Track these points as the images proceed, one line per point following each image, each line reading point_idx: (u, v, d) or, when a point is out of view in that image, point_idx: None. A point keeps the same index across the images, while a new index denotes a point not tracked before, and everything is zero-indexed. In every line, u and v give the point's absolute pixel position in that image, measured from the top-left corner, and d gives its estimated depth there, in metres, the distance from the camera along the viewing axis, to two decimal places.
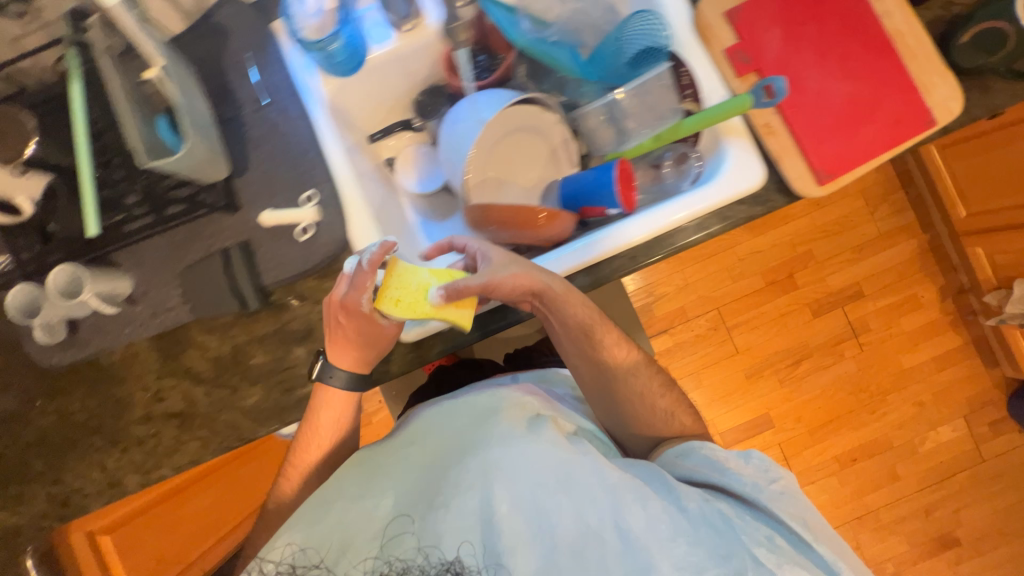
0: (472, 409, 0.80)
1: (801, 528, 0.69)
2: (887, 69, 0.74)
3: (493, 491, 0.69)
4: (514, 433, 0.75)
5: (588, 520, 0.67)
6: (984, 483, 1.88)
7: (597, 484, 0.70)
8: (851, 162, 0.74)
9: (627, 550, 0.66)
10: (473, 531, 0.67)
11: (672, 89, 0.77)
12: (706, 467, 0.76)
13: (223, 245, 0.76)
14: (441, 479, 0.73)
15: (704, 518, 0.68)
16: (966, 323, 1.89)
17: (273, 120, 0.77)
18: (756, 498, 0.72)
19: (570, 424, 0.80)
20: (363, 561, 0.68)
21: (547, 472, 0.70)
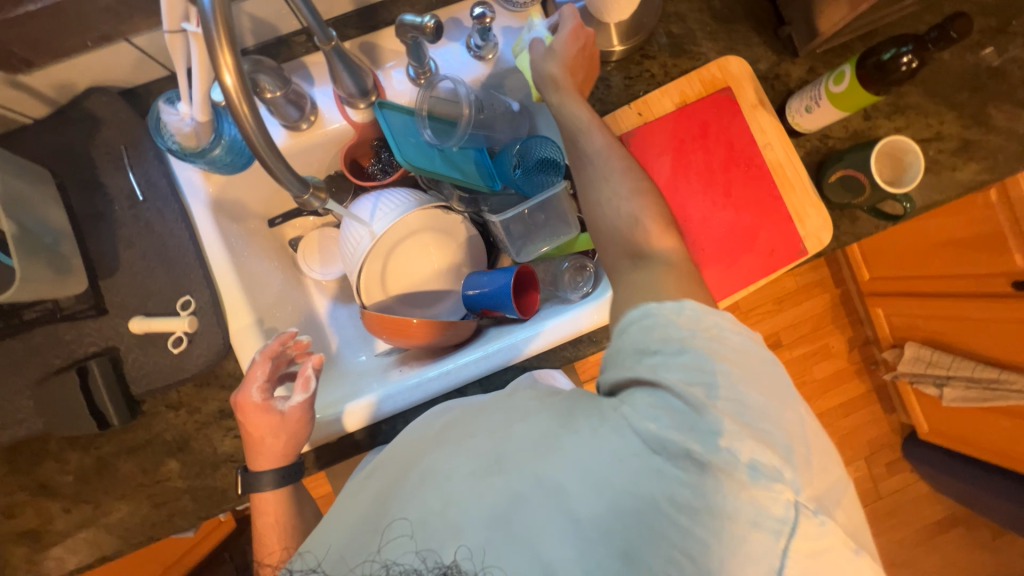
0: (429, 423, 0.61)
1: (741, 377, 0.47)
2: (769, 200, 0.79)
3: (429, 490, 0.50)
4: (452, 425, 0.57)
5: (543, 470, 0.48)
6: (879, 520, 1.98)
7: (540, 428, 0.51)
8: (734, 277, 0.79)
9: (603, 493, 0.46)
10: (440, 524, 0.47)
11: (570, 201, 0.81)
12: (637, 340, 0.52)
13: (83, 352, 0.71)
14: (396, 483, 0.53)
15: (660, 420, 0.46)
16: (870, 372, 2.00)
17: (148, 219, 0.72)
18: (689, 343, 0.49)
19: (530, 417, 0.53)
20: (361, 565, 0.47)
21: (487, 450, 0.51)
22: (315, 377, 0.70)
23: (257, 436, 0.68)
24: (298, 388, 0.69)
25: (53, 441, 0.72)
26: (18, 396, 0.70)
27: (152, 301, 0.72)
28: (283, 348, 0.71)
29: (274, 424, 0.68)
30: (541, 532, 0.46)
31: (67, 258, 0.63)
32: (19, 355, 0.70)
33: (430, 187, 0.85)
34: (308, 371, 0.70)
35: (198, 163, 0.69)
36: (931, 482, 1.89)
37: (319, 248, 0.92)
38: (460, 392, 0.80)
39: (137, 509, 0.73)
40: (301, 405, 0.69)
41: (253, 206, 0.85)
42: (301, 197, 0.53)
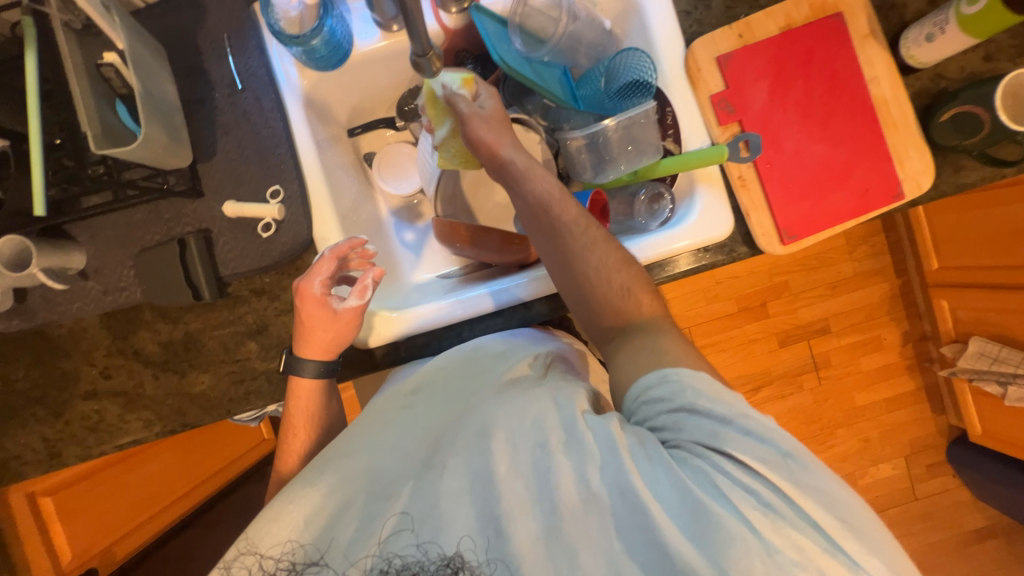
0: (470, 397, 0.63)
1: (779, 474, 0.48)
2: (868, 138, 0.75)
3: (489, 461, 0.54)
4: (506, 390, 0.61)
5: (630, 487, 0.49)
6: (913, 521, 1.88)
7: (600, 446, 0.52)
8: (822, 217, 0.75)
9: (629, 516, 0.49)
10: (466, 507, 0.52)
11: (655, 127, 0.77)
12: (668, 412, 0.52)
13: (181, 231, 0.75)
14: (441, 438, 0.59)
15: (693, 475, 0.49)
16: (922, 369, 1.88)
17: (245, 108, 0.75)
18: (733, 419, 0.50)
19: (567, 424, 0.55)
20: (363, 559, 0.52)
21: (547, 428, 0.55)
22: (372, 288, 0.70)
23: (311, 324, 0.70)
24: (356, 293, 0.70)
25: (149, 313, 0.78)
26: (122, 264, 0.75)
27: (244, 185, 0.75)
28: (350, 253, 0.72)
29: (327, 318, 0.70)
30: (569, 539, 0.50)
31: (179, 129, 0.66)
32: (126, 226, 0.75)
33: (511, 104, 0.87)
34: (367, 281, 0.70)
35: (296, 51, 0.70)
36: (977, 490, 1.78)
37: (393, 160, 0.93)
38: (523, 308, 0.80)
39: (218, 385, 0.78)
40: (354, 310, 0.70)
41: (337, 112, 0.87)
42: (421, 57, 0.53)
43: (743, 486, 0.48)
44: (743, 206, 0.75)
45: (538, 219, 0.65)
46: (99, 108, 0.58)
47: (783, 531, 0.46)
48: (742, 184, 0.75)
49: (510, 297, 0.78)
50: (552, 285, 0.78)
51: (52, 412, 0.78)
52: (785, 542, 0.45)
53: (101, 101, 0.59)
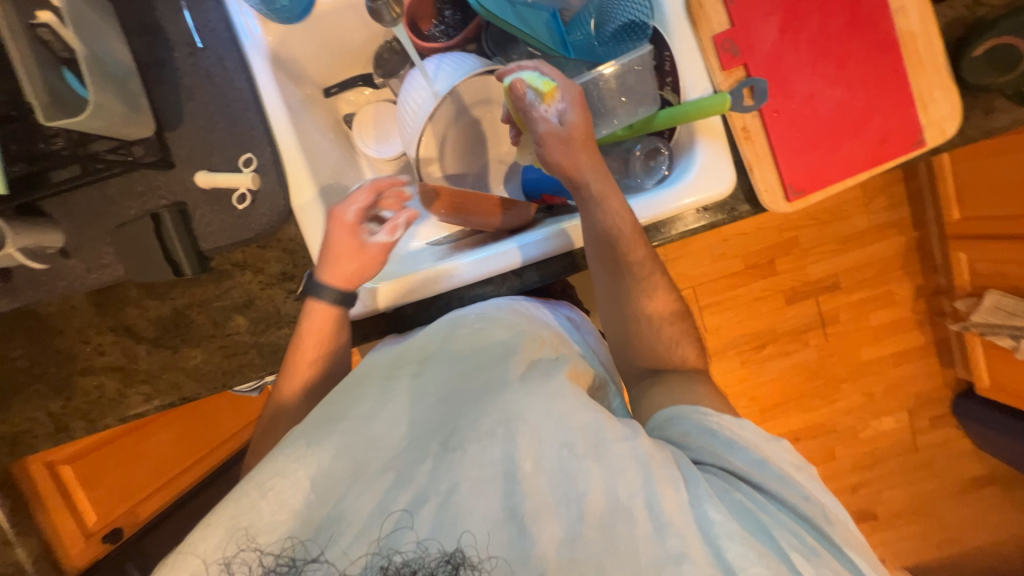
0: (487, 379, 0.60)
1: (812, 514, 0.54)
2: (889, 78, 0.67)
3: (517, 449, 0.53)
4: (526, 377, 0.59)
5: (665, 504, 0.50)
6: (912, 471, 1.89)
7: (636, 459, 0.53)
8: (832, 170, 0.69)
9: (658, 534, 0.49)
10: (490, 501, 0.50)
11: (655, 74, 0.71)
12: (707, 442, 0.59)
13: (155, 204, 0.72)
14: (456, 418, 0.57)
15: (731, 506, 0.53)
16: (934, 323, 1.83)
17: (208, 69, 0.70)
18: (768, 458, 0.57)
19: (598, 427, 0.54)
20: (361, 557, 0.48)
21: (577, 429, 0.54)
22: (404, 228, 0.70)
23: (334, 250, 0.68)
24: (386, 229, 0.70)
25: (135, 290, 0.77)
26: (100, 241, 0.73)
27: (215, 153, 0.71)
28: (385, 189, 0.72)
29: (355, 247, 0.68)
30: (594, 547, 0.49)
31: (135, 95, 0.62)
32: (100, 201, 0.72)
33: (496, 55, 0.79)
34: (399, 220, 0.70)
35: (256, 1, 0.66)
36: (979, 440, 1.77)
37: (375, 118, 0.88)
38: (513, 275, 0.78)
39: (210, 358, 0.79)
40: (383, 245, 0.70)
41: (309, 68, 0.81)
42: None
43: (784, 525, 0.52)
44: (747, 160, 0.70)
45: (607, 250, 0.67)
46: (45, 74, 0.54)
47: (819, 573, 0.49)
48: (747, 134, 0.69)
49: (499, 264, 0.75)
50: (544, 250, 0.75)
51: (53, 388, 0.80)
52: None
53: (45, 66, 0.54)
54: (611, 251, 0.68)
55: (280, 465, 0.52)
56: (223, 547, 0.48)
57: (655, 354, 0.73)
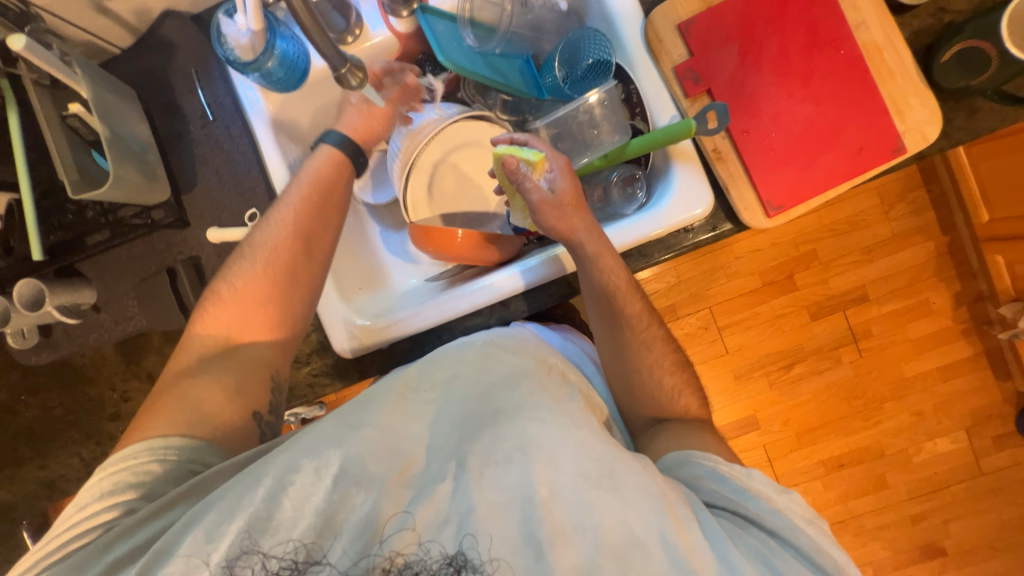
0: (506, 399, 0.59)
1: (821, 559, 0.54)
2: (858, 90, 0.68)
3: (533, 472, 0.51)
4: (545, 400, 0.58)
5: (679, 540, 0.49)
6: (981, 499, 1.69)
7: (650, 492, 0.52)
8: (810, 183, 0.69)
9: (671, 567, 0.48)
10: (504, 522, 0.50)
11: (623, 106, 0.75)
12: (718, 484, 0.58)
13: (173, 260, 0.80)
14: (472, 437, 0.55)
15: (745, 550, 0.52)
16: (981, 333, 1.68)
17: (218, 137, 0.79)
18: (783, 505, 0.57)
19: (618, 460, 0.53)
20: (364, 561, 0.49)
21: (596, 459, 0.53)
22: None
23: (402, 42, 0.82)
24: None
25: (156, 339, 0.84)
26: (126, 295, 0.81)
27: (223, 210, 0.79)
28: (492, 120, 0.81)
29: None
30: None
31: (153, 165, 0.71)
32: (126, 260, 0.80)
33: (475, 101, 0.86)
34: None
35: (255, 77, 0.73)
36: None
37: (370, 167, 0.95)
38: (501, 305, 0.80)
39: None
40: None
41: None
42: (339, 71, 0.58)
43: (793, 567, 0.52)
44: (722, 180, 0.71)
45: (604, 303, 0.71)
46: (75, 155, 0.63)
47: None
48: (719, 154, 0.70)
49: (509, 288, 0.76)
50: (532, 280, 0.76)
51: (84, 433, 0.86)
52: None
53: (75, 148, 0.63)
54: (594, 278, 0.69)
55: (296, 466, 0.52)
56: (228, 548, 0.49)
57: (645, 379, 0.72)
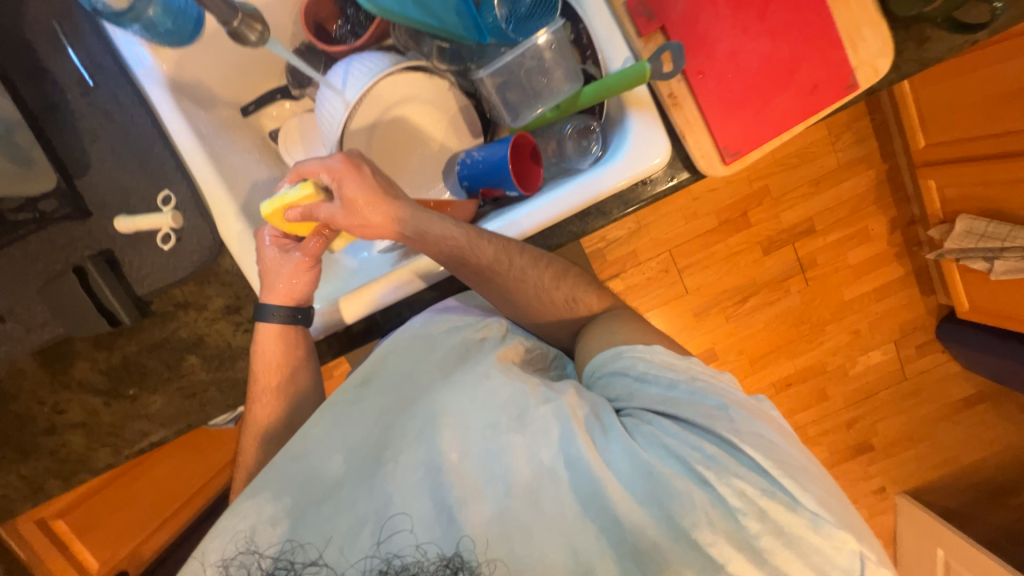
0: (408, 372, 0.61)
1: (718, 423, 0.52)
2: (812, 22, 0.65)
3: (440, 438, 0.54)
4: (447, 368, 0.60)
5: (585, 458, 0.51)
6: (903, 400, 1.91)
7: (551, 420, 0.53)
8: (766, 124, 0.67)
9: (582, 486, 0.51)
10: (420, 496, 0.51)
11: (573, 49, 0.69)
12: (622, 382, 0.58)
13: (79, 256, 0.69)
14: (387, 430, 0.56)
15: (642, 441, 0.53)
16: (911, 255, 1.82)
17: (106, 107, 0.67)
18: (680, 385, 0.56)
19: (504, 395, 0.55)
20: (360, 561, 0.50)
21: (499, 408, 0.54)
22: None
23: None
24: None
25: (82, 344, 0.76)
26: (31, 300, 0.71)
27: (129, 194, 0.69)
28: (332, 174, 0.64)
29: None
30: (525, 517, 0.51)
31: (29, 150, 0.63)
32: (21, 260, 0.70)
33: (409, 49, 0.76)
34: None
35: (137, 30, 0.65)
36: (965, 361, 1.79)
37: (301, 130, 0.84)
38: (460, 276, 0.75)
39: (171, 401, 0.78)
40: None
41: (219, 89, 0.77)
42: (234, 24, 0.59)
43: (690, 443, 0.52)
44: (677, 127, 0.67)
45: (464, 268, 0.65)
46: None
47: (725, 482, 0.50)
48: (675, 100, 0.66)
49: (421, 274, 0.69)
50: None
51: (20, 452, 0.79)
52: (732, 490, 0.49)
53: None
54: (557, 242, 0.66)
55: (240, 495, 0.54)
56: (223, 549, 0.51)
57: None
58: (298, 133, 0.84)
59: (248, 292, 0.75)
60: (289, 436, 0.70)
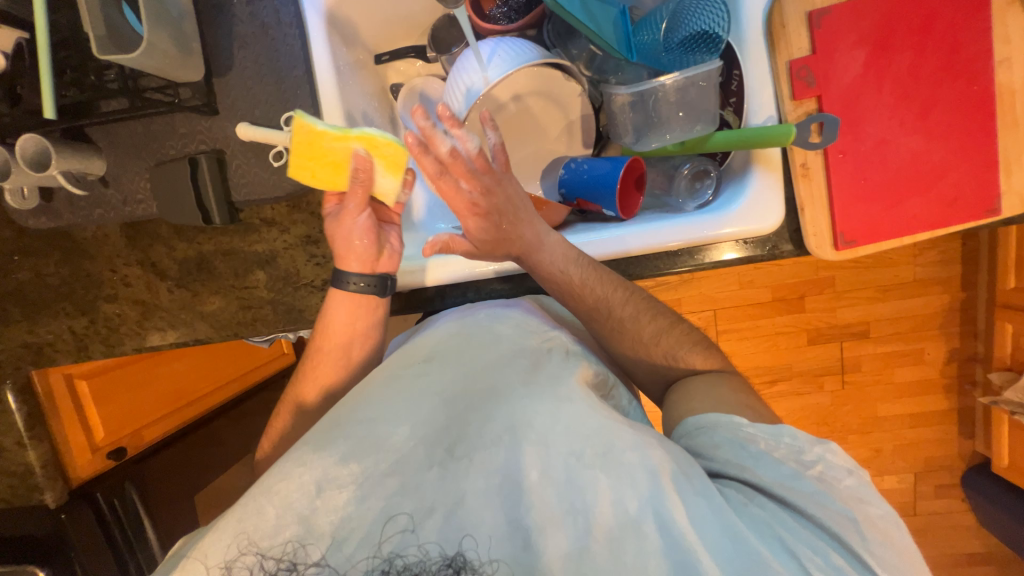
0: (488, 373, 0.60)
1: (842, 531, 0.50)
2: (974, 135, 0.62)
3: (522, 451, 0.51)
4: (537, 379, 0.58)
5: (677, 518, 0.48)
6: (907, 535, 1.81)
7: (642, 465, 0.50)
8: (895, 224, 0.65)
9: (667, 545, 0.47)
10: (492, 506, 0.49)
11: (717, 91, 0.67)
12: (734, 453, 0.54)
13: (195, 148, 0.73)
14: (460, 423, 0.54)
15: (749, 521, 0.49)
16: (961, 391, 1.73)
17: (264, 20, 0.70)
18: (802, 468, 0.53)
19: (587, 420, 0.53)
20: (369, 559, 0.46)
21: (585, 437, 0.51)
22: None
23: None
24: None
25: (164, 231, 0.79)
26: (138, 176, 0.74)
27: (256, 105, 0.71)
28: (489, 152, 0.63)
29: None
30: (602, 560, 0.47)
31: (189, 39, 0.65)
32: (142, 136, 0.73)
33: (555, 46, 0.78)
34: None
35: None
36: (987, 518, 1.67)
37: (421, 91, 0.86)
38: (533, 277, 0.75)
39: (227, 307, 0.80)
40: None
41: (364, 33, 0.80)
42: None
43: (809, 545, 0.48)
44: (799, 200, 0.66)
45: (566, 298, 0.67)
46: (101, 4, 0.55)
47: None
48: (806, 173, 0.65)
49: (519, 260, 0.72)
50: None
51: (79, 309, 0.83)
52: None
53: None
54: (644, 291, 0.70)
55: (285, 458, 0.51)
56: (226, 551, 0.47)
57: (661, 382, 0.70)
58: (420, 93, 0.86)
59: (332, 229, 0.76)
60: (323, 378, 0.70)
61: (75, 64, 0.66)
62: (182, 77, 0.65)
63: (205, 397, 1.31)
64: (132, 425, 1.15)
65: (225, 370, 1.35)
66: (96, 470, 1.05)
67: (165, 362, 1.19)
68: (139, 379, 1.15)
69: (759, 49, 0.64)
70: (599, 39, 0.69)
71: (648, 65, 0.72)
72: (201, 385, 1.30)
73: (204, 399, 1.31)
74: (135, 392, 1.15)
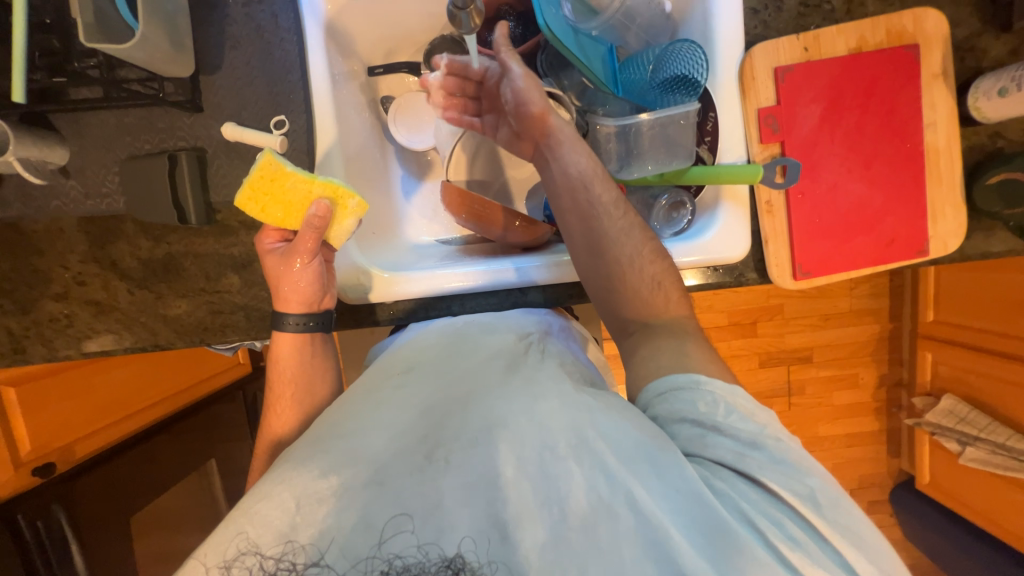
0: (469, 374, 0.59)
1: (808, 509, 0.46)
2: (906, 185, 0.71)
3: (497, 449, 0.49)
4: (510, 380, 0.57)
5: (648, 498, 0.46)
6: None
7: (614, 447, 0.49)
8: (844, 255, 0.72)
9: (642, 527, 0.45)
10: (468, 505, 0.47)
11: (693, 130, 0.73)
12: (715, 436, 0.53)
13: (173, 145, 0.70)
14: (437, 425, 0.53)
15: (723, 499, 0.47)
16: (889, 414, 1.90)
17: (260, 23, 0.69)
18: (763, 443, 0.49)
19: (561, 414, 0.52)
20: (360, 564, 0.45)
21: (556, 429, 0.50)
22: None
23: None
24: None
25: (129, 229, 0.74)
26: (107, 168, 0.70)
27: (246, 107, 0.70)
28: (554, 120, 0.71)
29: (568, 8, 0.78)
30: (583, 548, 0.45)
31: (181, 34, 0.63)
32: (116, 128, 0.69)
33: (547, 75, 0.82)
34: None
35: None
36: (911, 533, 1.82)
37: (412, 107, 0.87)
38: (518, 293, 0.77)
39: (193, 311, 0.76)
40: None
41: (360, 45, 0.81)
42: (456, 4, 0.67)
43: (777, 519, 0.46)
44: (763, 234, 0.72)
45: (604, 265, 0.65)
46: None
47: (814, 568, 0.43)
48: (770, 208, 0.72)
49: (496, 275, 0.74)
50: (547, 274, 0.74)
51: (19, 306, 0.76)
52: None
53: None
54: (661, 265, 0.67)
55: (273, 474, 0.50)
56: (227, 551, 0.45)
57: None
58: (411, 108, 0.87)
59: None
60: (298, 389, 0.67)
61: (46, 48, 0.63)
62: (170, 71, 0.64)
63: (155, 407, 1.22)
64: (70, 437, 1.05)
65: (178, 378, 1.27)
66: (16, 488, 0.96)
67: (108, 369, 1.12)
68: (78, 386, 1.07)
69: (732, 95, 0.71)
70: (591, 73, 0.74)
71: (632, 100, 0.77)
72: (151, 394, 1.21)
73: (155, 410, 1.22)
74: (75, 403, 1.06)
